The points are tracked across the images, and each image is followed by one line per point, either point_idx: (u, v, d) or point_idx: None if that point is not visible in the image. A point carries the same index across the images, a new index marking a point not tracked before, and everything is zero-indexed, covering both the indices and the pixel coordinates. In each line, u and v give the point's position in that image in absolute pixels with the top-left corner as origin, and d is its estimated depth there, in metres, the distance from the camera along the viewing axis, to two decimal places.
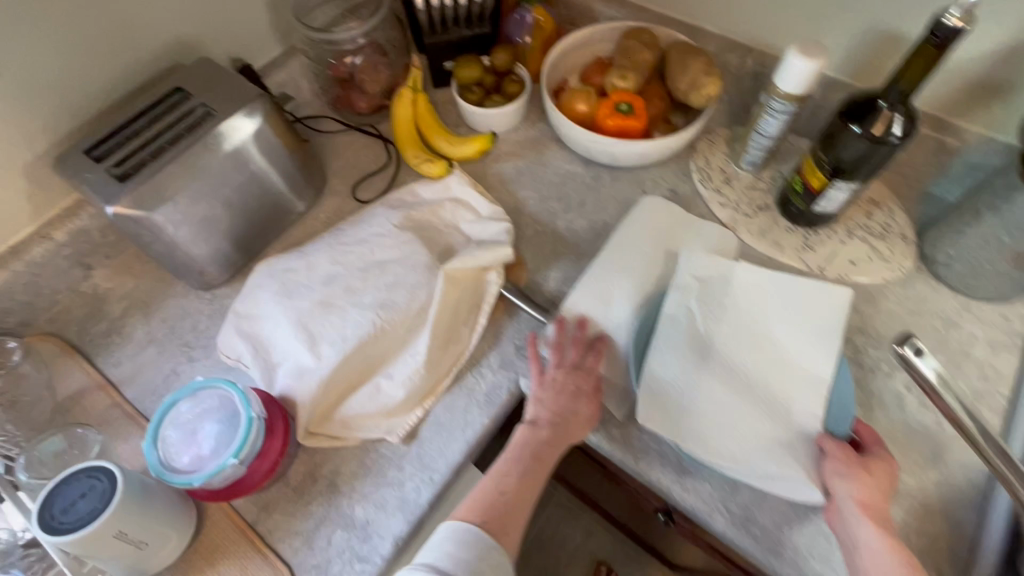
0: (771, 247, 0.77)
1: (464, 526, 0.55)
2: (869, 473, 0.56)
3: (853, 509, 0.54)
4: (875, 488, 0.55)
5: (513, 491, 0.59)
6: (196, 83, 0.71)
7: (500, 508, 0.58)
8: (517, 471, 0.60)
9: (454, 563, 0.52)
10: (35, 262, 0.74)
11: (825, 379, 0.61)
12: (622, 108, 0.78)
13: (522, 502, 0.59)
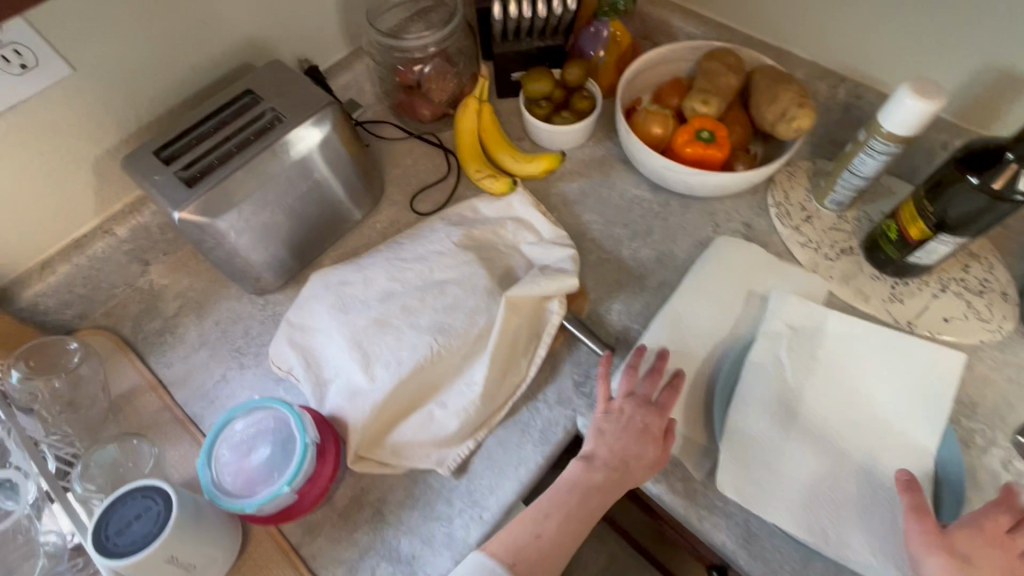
0: (855, 296, 0.72)
1: (490, 560, 0.53)
2: (963, 562, 0.50)
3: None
4: (965, 571, 0.50)
5: (551, 537, 0.55)
6: (268, 86, 0.70)
7: (534, 552, 0.54)
8: (557, 515, 0.56)
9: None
10: (96, 256, 0.73)
11: (928, 449, 0.60)
12: (703, 136, 0.73)
13: (559, 550, 0.55)
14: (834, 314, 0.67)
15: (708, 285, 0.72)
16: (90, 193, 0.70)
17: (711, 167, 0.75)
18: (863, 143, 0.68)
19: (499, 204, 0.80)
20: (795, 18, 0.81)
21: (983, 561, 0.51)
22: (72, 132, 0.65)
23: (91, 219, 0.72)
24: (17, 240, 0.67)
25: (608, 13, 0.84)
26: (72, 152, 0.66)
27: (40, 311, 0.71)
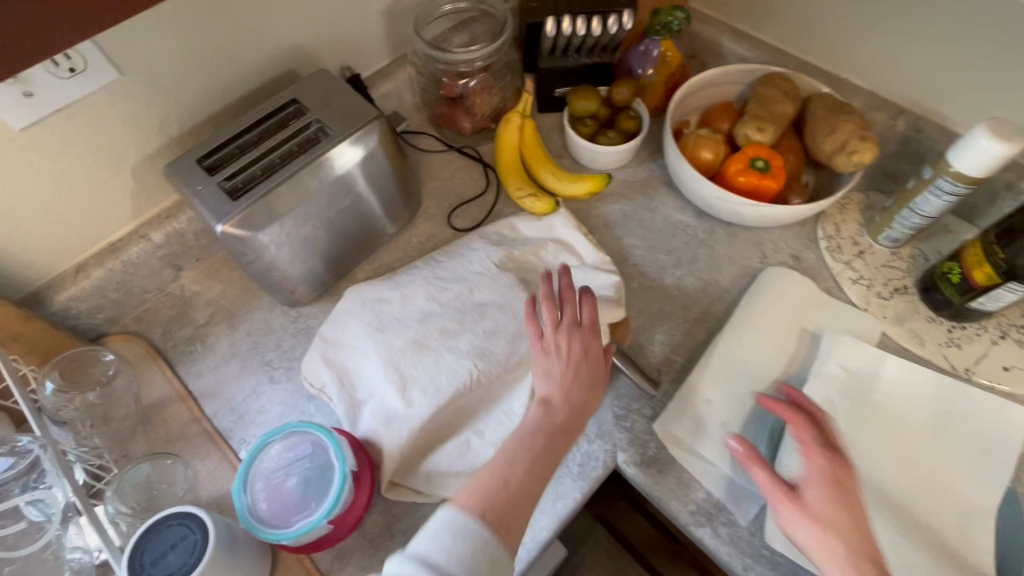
0: (909, 338, 0.70)
1: (462, 518, 0.46)
2: (821, 514, 0.51)
3: (829, 542, 0.49)
4: (841, 504, 0.51)
5: (518, 484, 0.50)
6: (314, 96, 0.68)
7: (497, 495, 0.49)
8: (521, 463, 0.52)
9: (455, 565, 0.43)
10: (130, 262, 0.71)
11: (989, 511, 0.57)
12: (758, 165, 0.71)
13: (526, 492, 0.50)
14: (890, 358, 0.65)
15: (755, 320, 0.70)
16: (128, 197, 0.69)
17: (764, 197, 0.72)
18: (929, 181, 0.66)
19: (540, 224, 0.78)
20: (855, 46, 0.79)
21: (824, 511, 0.51)
22: (116, 137, 0.63)
23: (127, 223, 0.71)
24: (54, 243, 0.66)
25: (660, 32, 0.80)
26: (114, 156, 0.65)
27: (72, 315, 0.70)
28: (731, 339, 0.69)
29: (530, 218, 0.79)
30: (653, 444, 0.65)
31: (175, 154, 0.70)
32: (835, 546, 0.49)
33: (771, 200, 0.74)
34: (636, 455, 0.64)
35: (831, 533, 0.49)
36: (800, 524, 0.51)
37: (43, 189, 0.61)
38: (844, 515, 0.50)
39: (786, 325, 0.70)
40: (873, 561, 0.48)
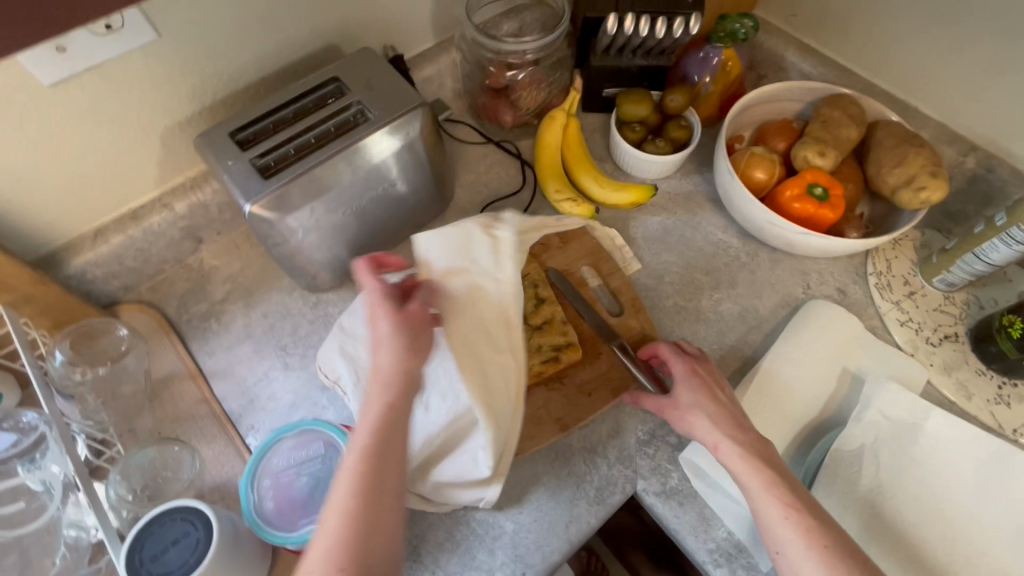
0: (956, 390, 0.66)
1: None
2: (697, 392, 0.56)
3: (706, 426, 0.54)
4: (705, 391, 0.56)
5: (344, 513, 0.41)
6: (356, 76, 0.65)
7: (323, 546, 0.40)
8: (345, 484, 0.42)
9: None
10: (151, 230, 0.68)
11: None
12: (816, 192, 0.67)
13: (359, 513, 0.41)
14: (938, 410, 0.61)
15: (795, 354, 0.67)
16: (154, 163, 0.66)
17: (818, 226, 0.69)
18: (998, 229, 0.61)
19: (448, 230, 0.63)
20: (930, 74, 0.74)
21: (697, 397, 0.56)
22: (148, 100, 0.60)
23: (150, 189, 0.68)
24: (75, 204, 0.63)
25: (724, 39, 0.75)
26: (143, 120, 0.62)
27: (87, 280, 0.67)
28: (767, 371, 0.66)
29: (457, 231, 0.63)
30: (675, 474, 0.62)
31: (206, 122, 0.67)
32: (708, 426, 0.53)
33: (825, 230, 0.70)
34: (657, 485, 0.61)
35: (705, 408, 0.55)
36: (687, 423, 0.55)
37: (68, 147, 0.59)
38: (707, 398, 0.55)
39: (827, 362, 0.66)
40: (732, 423, 0.53)
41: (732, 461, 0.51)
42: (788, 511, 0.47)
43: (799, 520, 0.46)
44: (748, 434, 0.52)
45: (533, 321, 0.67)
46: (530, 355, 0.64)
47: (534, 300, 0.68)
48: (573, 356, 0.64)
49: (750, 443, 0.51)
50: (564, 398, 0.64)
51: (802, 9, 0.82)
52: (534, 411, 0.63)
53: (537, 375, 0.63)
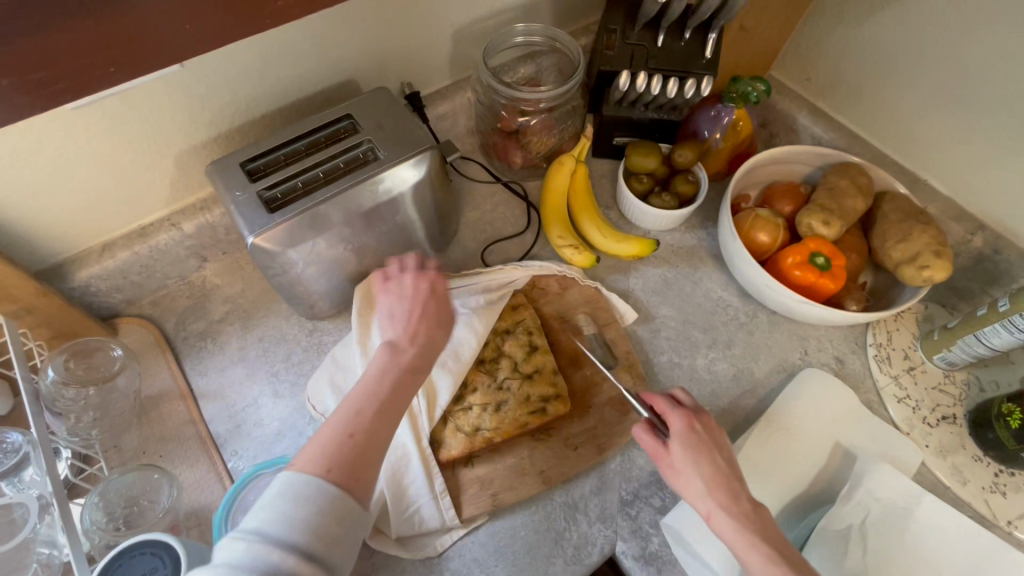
0: (951, 475, 0.64)
1: (305, 486, 0.40)
2: (696, 453, 0.51)
3: (699, 490, 0.50)
4: (701, 453, 0.51)
5: (364, 431, 0.45)
6: (370, 114, 0.66)
7: (341, 449, 0.43)
8: (371, 409, 0.47)
9: (290, 532, 0.38)
10: (158, 248, 0.69)
11: None
12: (818, 262, 0.66)
13: (376, 435, 0.46)
14: (930, 496, 0.59)
15: (787, 424, 0.66)
16: (166, 184, 0.68)
17: (818, 295, 0.68)
18: (1000, 315, 0.61)
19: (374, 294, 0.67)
20: (941, 149, 0.74)
21: (694, 461, 0.51)
22: (166, 125, 0.62)
23: (160, 209, 0.69)
24: (86, 219, 0.65)
25: (736, 99, 0.74)
26: (159, 143, 0.63)
27: (90, 293, 0.68)
28: (758, 439, 0.65)
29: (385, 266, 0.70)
30: (655, 539, 0.61)
31: (220, 148, 0.68)
32: (700, 490, 0.50)
33: (824, 300, 0.69)
34: (637, 549, 0.60)
35: (704, 472, 0.50)
36: (677, 481, 0.52)
37: (85, 167, 0.60)
38: (703, 459, 0.51)
39: (819, 435, 0.65)
40: (727, 490, 0.49)
41: (724, 532, 0.48)
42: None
43: None
44: (745, 506, 0.48)
45: (523, 369, 0.66)
46: (517, 405, 0.64)
47: (525, 346, 0.68)
48: (560, 408, 0.64)
49: (748, 517, 0.48)
50: (549, 450, 0.63)
51: (816, 74, 0.83)
52: (518, 460, 0.62)
53: (522, 426, 0.63)
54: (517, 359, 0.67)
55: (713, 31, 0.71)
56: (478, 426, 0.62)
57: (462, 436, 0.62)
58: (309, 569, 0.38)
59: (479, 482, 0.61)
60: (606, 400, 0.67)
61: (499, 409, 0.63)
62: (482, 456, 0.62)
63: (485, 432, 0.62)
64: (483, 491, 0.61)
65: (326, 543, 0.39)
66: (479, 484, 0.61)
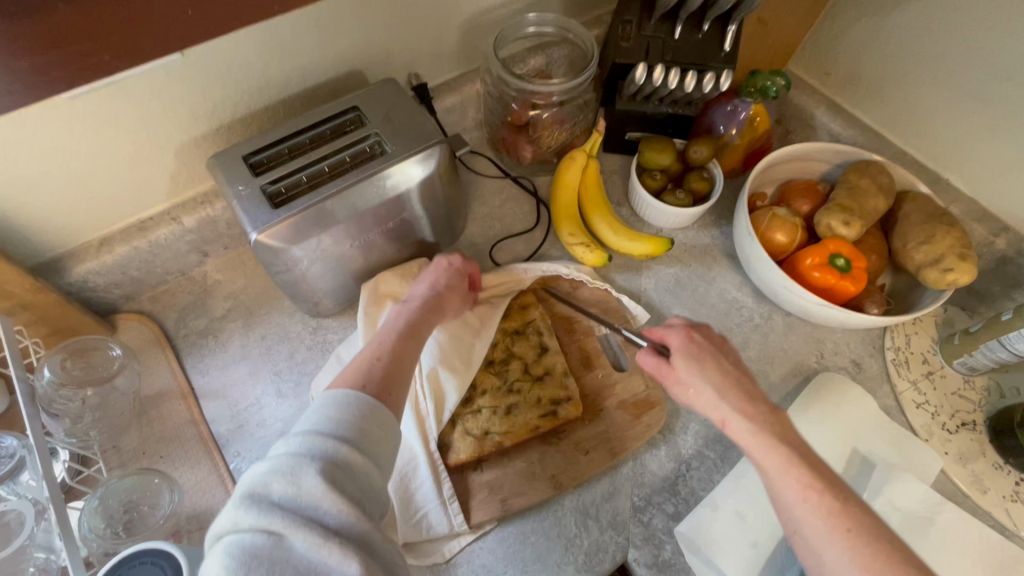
0: (971, 483, 0.63)
1: (342, 392, 0.44)
2: (699, 360, 0.50)
3: (711, 400, 0.49)
4: (705, 360, 0.50)
5: (390, 357, 0.51)
6: (378, 106, 0.64)
7: (371, 368, 0.48)
8: (394, 342, 0.53)
9: (338, 428, 0.41)
10: (158, 243, 0.67)
11: None
12: (839, 263, 0.64)
13: (399, 359, 0.51)
14: (950, 506, 0.58)
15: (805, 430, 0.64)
16: (166, 177, 0.65)
17: (837, 297, 0.66)
18: None
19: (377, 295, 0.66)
20: (965, 148, 0.72)
21: (699, 370, 0.50)
22: (166, 116, 0.60)
23: (159, 202, 0.67)
24: (84, 212, 0.62)
25: (754, 94, 0.72)
26: (159, 134, 0.61)
27: (88, 288, 0.66)
28: None
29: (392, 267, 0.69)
30: (668, 547, 0.59)
31: (222, 140, 0.66)
32: (712, 400, 0.49)
33: (843, 302, 0.67)
34: (649, 556, 0.59)
35: (706, 378, 0.49)
36: (689, 397, 0.51)
37: (83, 158, 0.58)
38: (707, 366, 0.50)
39: (838, 441, 0.63)
40: (739, 393, 0.48)
41: (742, 438, 0.46)
42: (807, 493, 0.41)
43: (821, 502, 0.41)
44: (758, 406, 0.47)
45: (533, 370, 0.64)
46: (528, 408, 0.62)
47: (536, 346, 0.66)
48: (572, 412, 0.62)
49: (764, 421, 0.46)
50: (560, 454, 0.62)
51: (836, 68, 0.81)
52: (528, 464, 0.61)
53: (533, 430, 0.61)
54: (527, 360, 0.65)
55: (732, 24, 0.68)
56: (487, 430, 0.61)
57: (470, 440, 0.60)
58: (359, 457, 0.40)
59: (489, 487, 0.59)
60: (619, 403, 0.65)
61: (510, 412, 0.62)
62: (492, 460, 0.61)
63: (495, 436, 0.61)
64: (493, 495, 0.59)
65: (370, 441, 0.42)
66: (489, 489, 0.59)
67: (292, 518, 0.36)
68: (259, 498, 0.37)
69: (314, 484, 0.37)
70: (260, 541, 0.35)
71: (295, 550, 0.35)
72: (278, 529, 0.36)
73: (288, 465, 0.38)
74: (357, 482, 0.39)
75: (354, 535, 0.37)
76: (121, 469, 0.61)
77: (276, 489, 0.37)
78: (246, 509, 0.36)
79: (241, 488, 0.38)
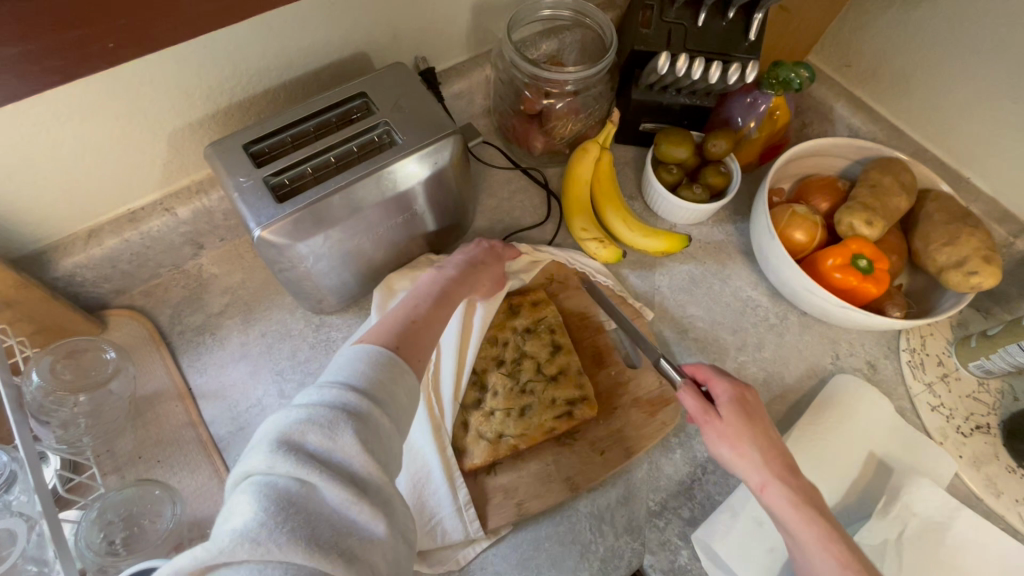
0: (985, 486, 0.62)
1: (377, 348, 0.42)
2: (750, 422, 0.51)
3: (755, 462, 0.49)
4: (753, 421, 0.51)
5: (422, 321, 0.49)
6: (386, 91, 0.60)
7: (405, 329, 0.47)
8: (425, 307, 0.51)
9: (372, 385, 0.39)
10: (150, 235, 0.64)
11: None
12: (861, 264, 0.63)
13: (427, 325, 0.49)
14: (968, 511, 0.57)
15: (822, 434, 0.63)
16: (158, 165, 0.61)
17: (857, 298, 0.65)
18: None
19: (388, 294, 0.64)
20: (987, 146, 0.70)
21: (748, 431, 0.50)
22: (160, 100, 0.56)
23: (151, 191, 0.63)
24: (70, 202, 0.58)
25: (775, 86, 0.69)
26: (150, 119, 0.57)
27: (76, 283, 0.63)
28: (791, 448, 0.62)
29: (402, 268, 0.68)
30: (684, 551, 0.58)
31: (218, 126, 0.62)
32: (754, 461, 0.49)
33: (863, 303, 0.66)
34: (665, 562, 0.58)
35: (753, 439, 0.50)
36: (727, 450, 0.51)
37: (69, 145, 0.54)
38: (755, 427, 0.51)
39: (854, 445, 0.63)
40: (784, 463, 0.49)
41: (777, 506, 0.47)
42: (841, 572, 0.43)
43: None
44: (801, 479, 0.48)
45: (546, 370, 0.62)
46: (543, 409, 0.60)
47: (548, 345, 0.64)
48: (587, 412, 0.60)
49: (808, 495, 0.47)
50: (576, 457, 0.60)
51: (858, 59, 0.79)
52: (542, 467, 0.59)
53: (548, 431, 0.59)
54: (540, 359, 0.63)
55: (759, 12, 0.65)
56: (501, 432, 0.59)
57: (484, 443, 0.58)
58: (390, 421, 0.38)
59: (504, 491, 0.58)
60: (634, 401, 0.63)
61: (524, 413, 0.60)
62: (506, 463, 0.59)
63: (509, 439, 0.59)
64: (508, 499, 0.57)
65: (401, 405, 0.40)
66: (504, 494, 0.58)
67: (328, 472, 0.34)
68: (294, 447, 0.34)
69: (352, 443, 0.35)
70: (294, 488, 0.33)
71: (326, 504, 0.34)
72: (313, 481, 0.34)
73: (327, 417, 0.35)
74: (385, 446, 0.38)
75: (380, 498, 0.36)
76: (116, 473, 0.58)
77: (311, 439, 0.35)
78: (279, 454, 0.34)
79: (272, 430, 0.35)
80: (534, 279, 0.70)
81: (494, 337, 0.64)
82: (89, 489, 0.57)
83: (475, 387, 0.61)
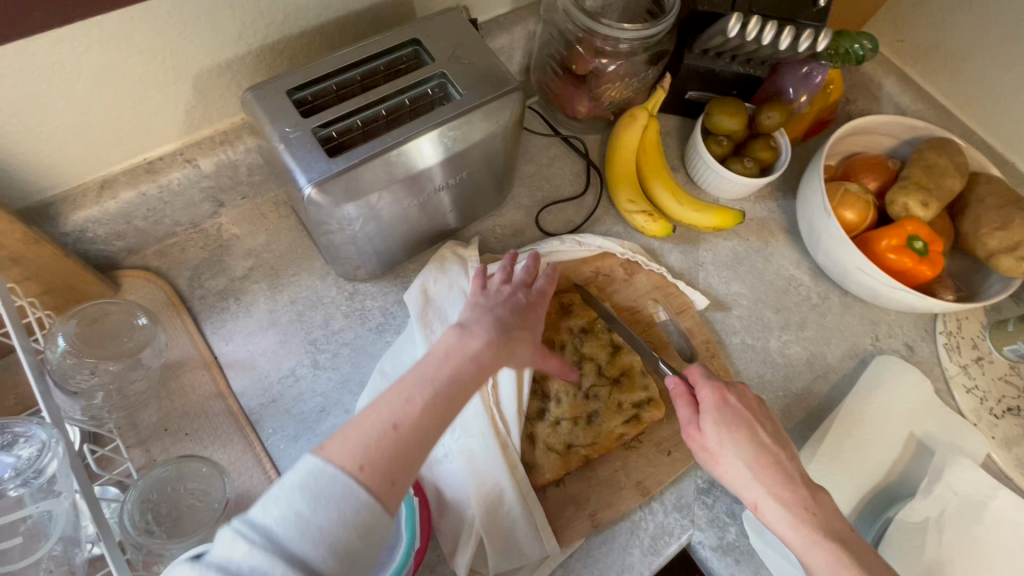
0: (1016, 466, 0.64)
1: (330, 478, 0.34)
2: (734, 430, 0.50)
3: (743, 477, 0.49)
4: (738, 428, 0.50)
5: (410, 427, 0.39)
6: (440, 39, 0.55)
7: (382, 441, 0.37)
8: (424, 399, 0.40)
9: (297, 538, 0.32)
10: (169, 188, 0.58)
11: None
12: (917, 246, 0.62)
13: (418, 429, 0.39)
14: (1005, 490, 0.59)
15: (863, 412, 0.64)
16: (178, 110, 0.55)
17: (910, 281, 0.65)
18: None
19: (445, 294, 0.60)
20: None
21: (735, 441, 0.49)
22: (189, 35, 0.49)
23: (170, 140, 0.57)
24: (81, 148, 0.52)
25: (836, 57, 0.67)
26: (176, 57, 0.50)
27: (86, 239, 0.56)
28: (835, 428, 0.63)
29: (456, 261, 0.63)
30: (732, 529, 0.58)
31: (247, 68, 0.56)
32: (745, 476, 0.48)
33: (915, 286, 0.66)
34: (715, 538, 0.58)
35: (741, 449, 0.49)
36: (717, 464, 0.50)
37: (81, 83, 0.47)
38: (741, 434, 0.50)
39: (895, 425, 0.63)
40: (773, 471, 0.48)
41: (776, 523, 0.47)
42: None
43: None
44: (796, 490, 0.47)
45: (608, 372, 0.60)
46: (610, 416, 0.58)
47: (607, 346, 0.61)
48: (655, 414, 0.58)
49: (803, 510, 0.46)
50: (643, 459, 0.58)
51: (912, 36, 0.76)
52: (611, 473, 0.57)
53: (618, 438, 0.58)
54: (600, 361, 0.60)
55: None
56: (570, 443, 0.57)
57: (555, 456, 0.56)
58: None
59: (574, 502, 0.56)
60: None
61: (592, 421, 0.58)
62: (575, 473, 0.57)
63: (579, 449, 0.57)
64: (581, 511, 0.55)
65: (346, 557, 0.33)
66: (576, 504, 0.56)
67: None
68: None
69: None
70: None
71: None
72: None
73: None
74: None
75: None
76: (140, 448, 0.54)
77: None
78: None
79: None
80: (579, 273, 0.67)
81: (550, 341, 0.61)
82: (114, 462, 0.53)
83: (536, 396, 0.59)
